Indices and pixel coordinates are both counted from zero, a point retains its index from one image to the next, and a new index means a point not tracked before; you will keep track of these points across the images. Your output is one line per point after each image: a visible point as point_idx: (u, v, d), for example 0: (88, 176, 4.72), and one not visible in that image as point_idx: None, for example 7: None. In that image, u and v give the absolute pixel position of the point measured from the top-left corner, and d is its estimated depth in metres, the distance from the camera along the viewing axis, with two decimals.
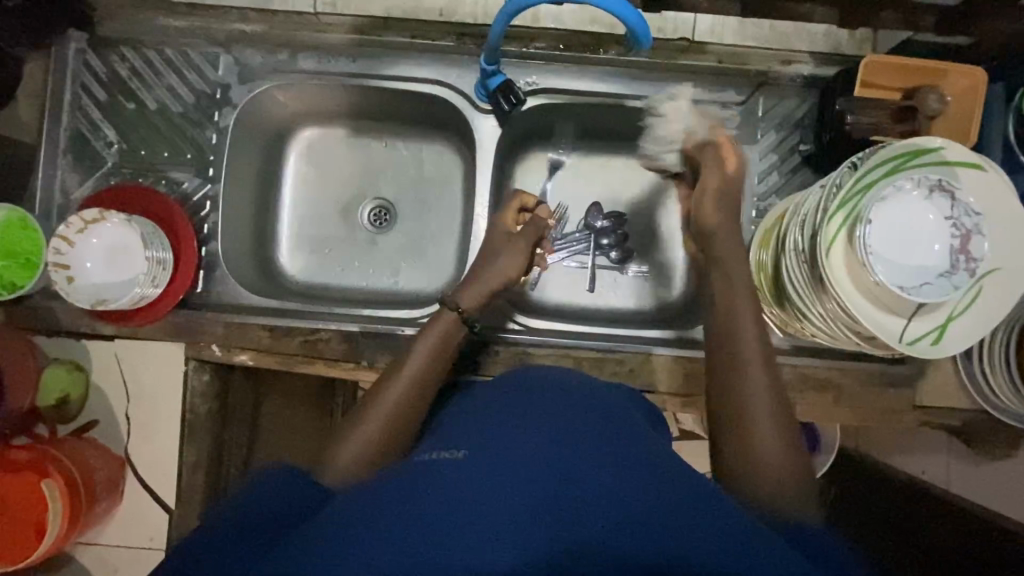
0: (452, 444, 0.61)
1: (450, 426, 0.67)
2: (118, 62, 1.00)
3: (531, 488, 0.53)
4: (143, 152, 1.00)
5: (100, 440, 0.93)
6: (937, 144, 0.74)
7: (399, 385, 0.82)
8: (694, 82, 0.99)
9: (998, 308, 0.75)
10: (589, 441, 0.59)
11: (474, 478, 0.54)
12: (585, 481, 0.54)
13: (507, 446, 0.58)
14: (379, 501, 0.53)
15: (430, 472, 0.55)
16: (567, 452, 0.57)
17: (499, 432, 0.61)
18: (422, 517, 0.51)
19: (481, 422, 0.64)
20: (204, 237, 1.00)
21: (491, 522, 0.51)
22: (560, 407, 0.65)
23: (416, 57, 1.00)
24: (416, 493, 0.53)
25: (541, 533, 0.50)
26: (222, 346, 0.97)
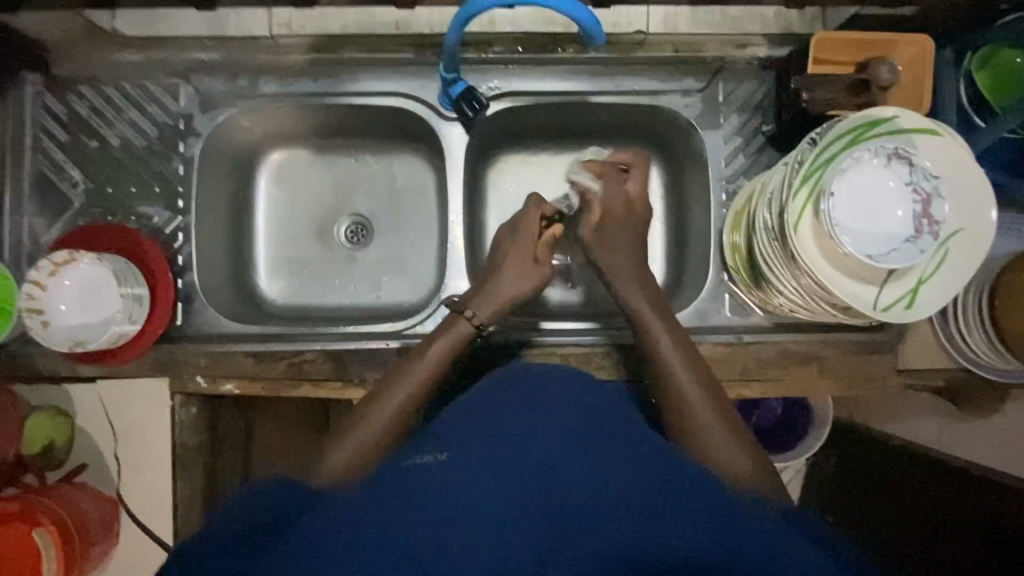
0: (438, 446, 0.62)
1: (438, 425, 0.68)
2: (77, 101, 0.99)
3: (512, 489, 0.54)
4: (110, 189, 0.99)
5: (91, 483, 0.92)
6: (889, 114, 0.76)
7: (400, 394, 0.84)
8: (653, 74, 1.00)
9: (965, 267, 0.76)
10: (573, 431, 0.60)
11: (456, 477, 0.55)
12: (568, 475, 0.55)
13: (490, 442, 0.59)
14: (361, 505, 0.54)
15: (410, 476, 0.56)
16: (547, 445, 0.58)
17: (483, 429, 0.62)
18: (401, 518, 0.52)
19: (468, 420, 0.65)
20: (180, 269, 1.00)
21: (472, 518, 0.52)
22: (545, 400, 0.66)
23: (378, 70, 1.00)
24: (397, 497, 0.54)
25: (518, 534, 0.51)
26: (207, 378, 0.97)
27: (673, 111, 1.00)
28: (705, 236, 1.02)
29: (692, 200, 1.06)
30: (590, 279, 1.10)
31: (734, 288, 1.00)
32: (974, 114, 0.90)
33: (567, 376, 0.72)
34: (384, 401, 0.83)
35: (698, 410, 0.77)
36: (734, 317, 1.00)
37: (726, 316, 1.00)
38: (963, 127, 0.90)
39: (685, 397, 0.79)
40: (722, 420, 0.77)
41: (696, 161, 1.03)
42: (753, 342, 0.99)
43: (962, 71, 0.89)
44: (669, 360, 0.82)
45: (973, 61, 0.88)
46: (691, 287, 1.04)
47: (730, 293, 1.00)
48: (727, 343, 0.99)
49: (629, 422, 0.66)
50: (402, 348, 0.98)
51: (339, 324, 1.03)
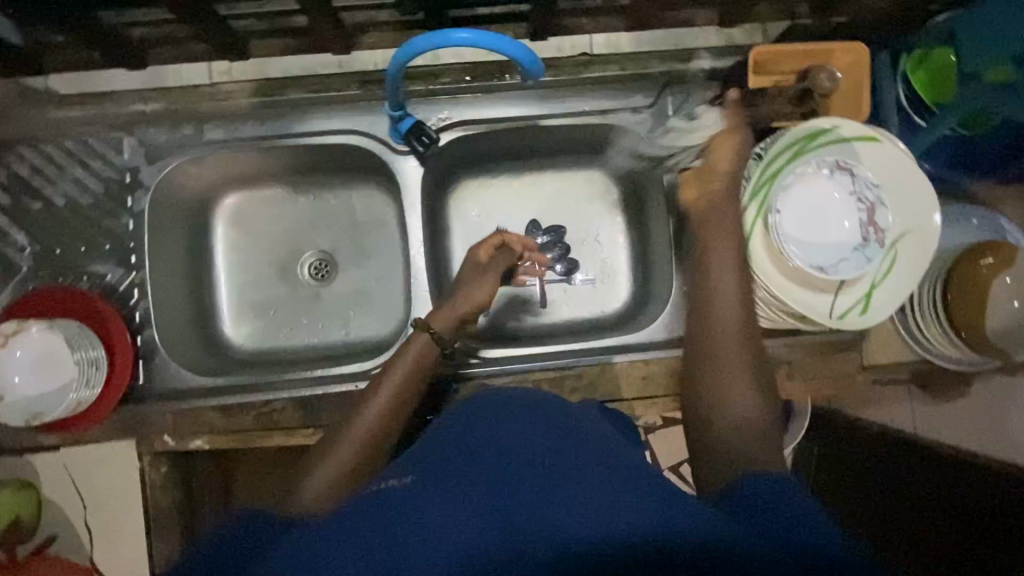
0: (409, 470, 0.61)
1: (413, 450, 0.67)
2: (17, 163, 0.97)
3: (470, 503, 0.53)
4: (58, 251, 0.97)
5: (63, 554, 0.90)
6: (829, 125, 0.78)
7: (373, 412, 0.81)
8: (602, 93, 1.00)
9: (915, 268, 0.78)
10: (540, 440, 0.60)
11: (411, 500, 0.54)
12: (527, 481, 0.54)
13: (456, 462, 0.59)
14: (324, 530, 0.55)
15: (370, 501, 0.56)
16: (511, 458, 0.57)
17: (452, 448, 0.61)
18: (360, 538, 0.52)
19: (438, 441, 0.65)
20: (138, 326, 0.98)
21: (432, 532, 0.51)
22: (517, 418, 0.64)
23: (324, 109, 0.99)
24: (357, 523, 0.54)
25: (470, 540, 0.50)
26: (174, 436, 0.95)
27: (624, 128, 1.01)
28: (666, 249, 1.03)
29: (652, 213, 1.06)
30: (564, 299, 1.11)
31: None
32: (916, 114, 0.92)
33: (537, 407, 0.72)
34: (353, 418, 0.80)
35: (728, 359, 0.68)
36: None
37: None
38: (907, 127, 0.92)
39: (717, 339, 0.69)
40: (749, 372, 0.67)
41: (652, 175, 1.04)
42: None
43: (899, 73, 0.91)
44: (713, 307, 0.71)
45: (909, 61, 0.89)
46: (658, 299, 1.04)
47: None
48: None
49: (601, 432, 0.65)
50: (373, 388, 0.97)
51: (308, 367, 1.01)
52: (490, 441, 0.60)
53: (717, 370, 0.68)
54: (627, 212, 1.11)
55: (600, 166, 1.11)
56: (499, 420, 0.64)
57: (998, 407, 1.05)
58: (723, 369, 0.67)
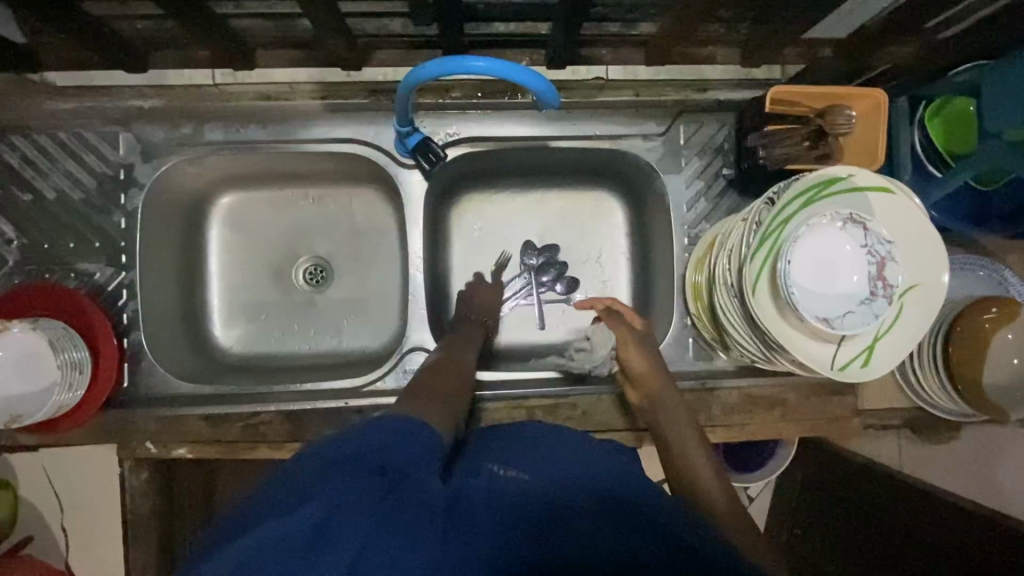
0: (509, 461, 0.65)
1: (476, 450, 0.71)
2: (8, 152, 0.93)
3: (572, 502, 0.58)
4: (46, 245, 0.94)
5: (37, 557, 0.89)
6: (845, 173, 0.76)
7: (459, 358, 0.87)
8: (614, 117, 0.98)
9: (919, 324, 0.77)
10: (605, 454, 0.68)
11: (522, 488, 0.59)
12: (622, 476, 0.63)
13: (537, 462, 0.64)
14: (463, 494, 0.56)
15: (489, 481, 0.59)
16: (594, 462, 0.65)
17: (523, 452, 0.67)
18: (503, 498, 0.57)
19: (495, 447, 0.71)
20: (126, 328, 0.95)
21: (555, 504, 0.57)
22: (571, 445, 0.69)
23: (330, 116, 0.97)
24: (487, 502, 0.56)
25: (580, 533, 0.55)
26: (156, 443, 0.92)
27: (634, 154, 0.99)
28: (669, 280, 1.02)
29: (655, 242, 1.05)
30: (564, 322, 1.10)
31: (697, 332, 1.00)
32: (929, 162, 0.91)
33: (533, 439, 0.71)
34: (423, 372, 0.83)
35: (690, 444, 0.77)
36: (698, 361, 1.00)
37: (690, 360, 1.00)
38: (920, 175, 0.91)
39: (673, 426, 0.80)
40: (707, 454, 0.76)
41: (659, 203, 1.02)
42: (718, 388, 0.99)
43: (917, 121, 0.90)
44: (670, 406, 0.83)
45: (927, 108, 0.89)
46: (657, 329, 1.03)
47: (694, 337, 1.00)
48: (692, 389, 0.99)
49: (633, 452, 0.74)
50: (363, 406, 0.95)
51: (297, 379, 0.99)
52: (560, 457, 0.66)
53: (684, 453, 0.76)
54: (631, 238, 1.09)
55: (607, 188, 1.09)
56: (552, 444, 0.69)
57: (986, 457, 1.05)
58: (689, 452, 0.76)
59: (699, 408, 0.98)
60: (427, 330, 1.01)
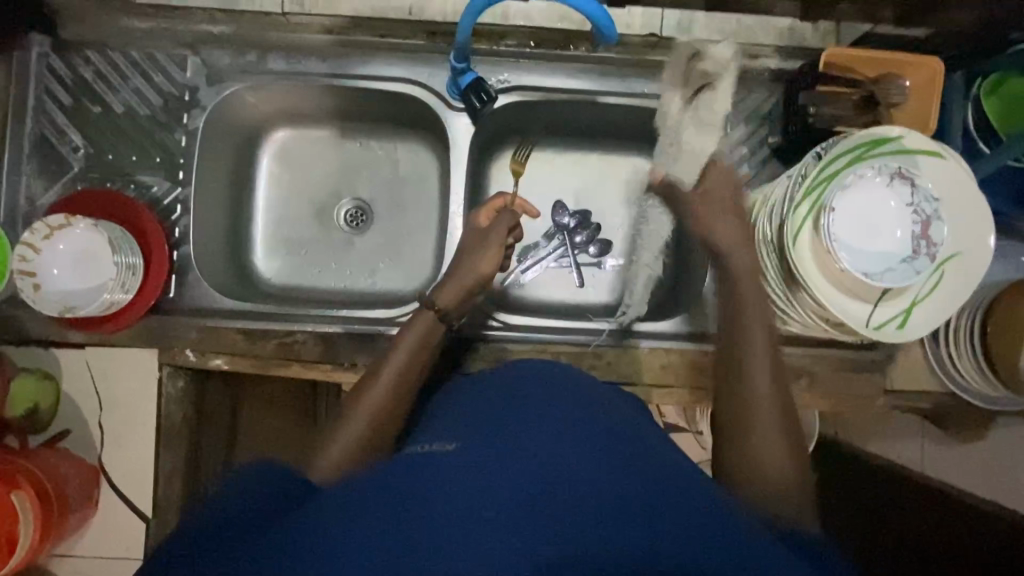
0: (437, 443, 0.61)
1: (431, 429, 0.68)
2: (83, 65, 0.99)
3: (511, 481, 0.53)
4: (110, 156, 0.99)
5: (73, 450, 0.92)
6: (895, 133, 0.76)
7: (379, 388, 0.80)
8: (663, 78, 1.00)
9: (960, 291, 0.77)
10: (562, 426, 0.59)
11: (458, 467, 0.55)
12: (569, 469, 0.54)
13: (483, 436, 0.59)
14: (352, 507, 0.53)
15: (416, 464, 0.56)
16: (542, 442, 0.57)
17: (480, 423, 0.63)
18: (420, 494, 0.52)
19: (464, 416, 0.67)
20: (176, 241, 0.99)
21: (474, 492, 0.52)
22: (541, 400, 0.64)
23: (387, 56, 1.00)
24: (385, 509, 0.51)
25: (509, 517, 0.50)
26: (196, 351, 0.97)
27: None
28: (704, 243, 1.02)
29: None
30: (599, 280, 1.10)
31: None
32: (979, 140, 0.90)
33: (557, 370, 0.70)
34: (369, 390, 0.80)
35: (761, 416, 0.69)
36: None
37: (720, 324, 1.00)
38: (969, 152, 0.90)
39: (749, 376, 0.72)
40: (781, 420, 0.69)
41: None
42: None
43: (971, 96, 0.90)
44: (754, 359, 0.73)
45: (984, 85, 0.88)
46: (688, 292, 1.04)
47: None
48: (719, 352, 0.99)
49: (626, 418, 0.65)
50: (395, 335, 0.99)
51: (332, 307, 1.03)
52: (513, 419, 0.61)
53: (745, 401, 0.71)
54: None
55: (647, 152, 1.10)
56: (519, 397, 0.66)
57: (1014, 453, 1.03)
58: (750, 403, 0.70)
59: None
60: None
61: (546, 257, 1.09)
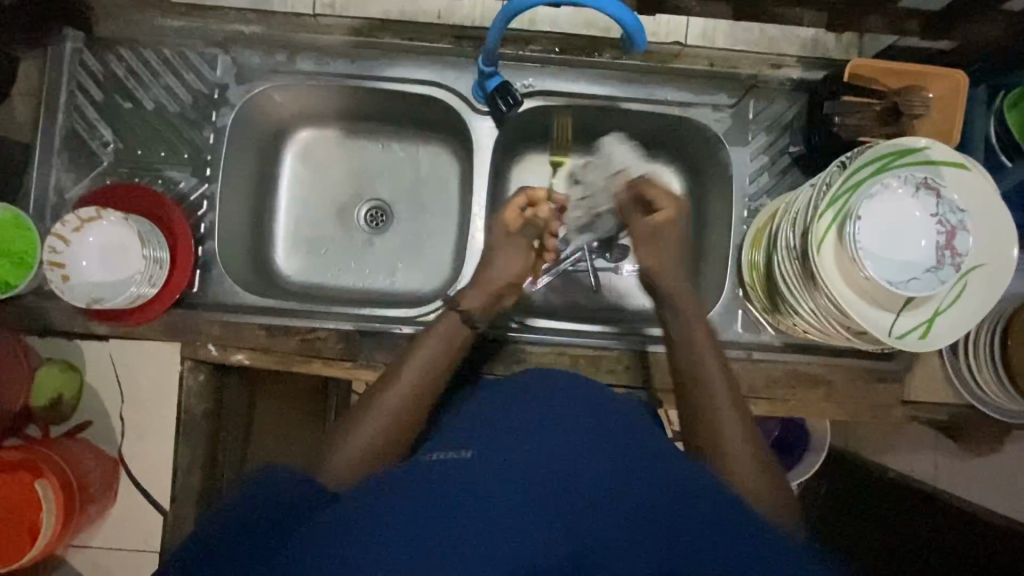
0: (455, 449, 0.62)
1: (450, 432, 0.69)
2: (115, 62, 1.00)
3: (530, 492, 0.53)
4: (139, 152, 1.00)
5: (93, 441, 0.92)
6: (921, 144, 0.77)
7: (395, 392, 0.80)
8: (687, 86, 1.01)
9: (984, 302, 0.77)
10: (577, 439, 0.60)
11: (479, 476, 0.55)
12: (582, 480, 0.55)
13: (501, 444, 0.60)
14: (378, 512, 0.52)
15: (437, 469, 0.56)
16: (566, 454, 0.58)
17: (497, 431, 0.63)
18: (442, 499, 0.52)
19: (481, 422, 0.68)
20: (201, 236, 1.01)
21: (495, 501, 0.52)
22: (553, 413, 0.65)
23: (415, 58, 1.01)
24: (406, 511, 0.51)
25: (532, 527, 0.50)
26: (218, 345, 0.97)
27: (702, 124, 1.01)
28: (723, 250, 1.03)
29: (713, 213, 1.06)
30: (616, 286, 1.11)
31: (747, 305, 1.00)
32: (1001, 153, 0.91)
33: (572, 383, 0.71)
34: (387, 391, 0.80)
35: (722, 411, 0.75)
36: (745, 333, 1.01)
37: (738, 331, 1.01)
38: (991, 166, 0.91)
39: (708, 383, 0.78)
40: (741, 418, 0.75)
41: (721, 175, 1.04)
42: (763, 360, 1.00)
43: (994, 108, 0.90)
44: (711, 384, 0.78)
45: (1004, 100, 0.88)
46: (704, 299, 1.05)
47: (744, 309, 1.01)
48: (737, 359, 0.99)
49: (640, 431, 0.66)
50: (414, 334, 1.00)
51: (352, 305, 1.04)
52: (526, 430, 0.62)
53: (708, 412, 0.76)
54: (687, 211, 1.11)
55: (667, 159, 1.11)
56: (532, 408, 0.67)
57: None
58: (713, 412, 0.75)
59: (741, 377, 0.99)
60: (480, 273, 1.04)
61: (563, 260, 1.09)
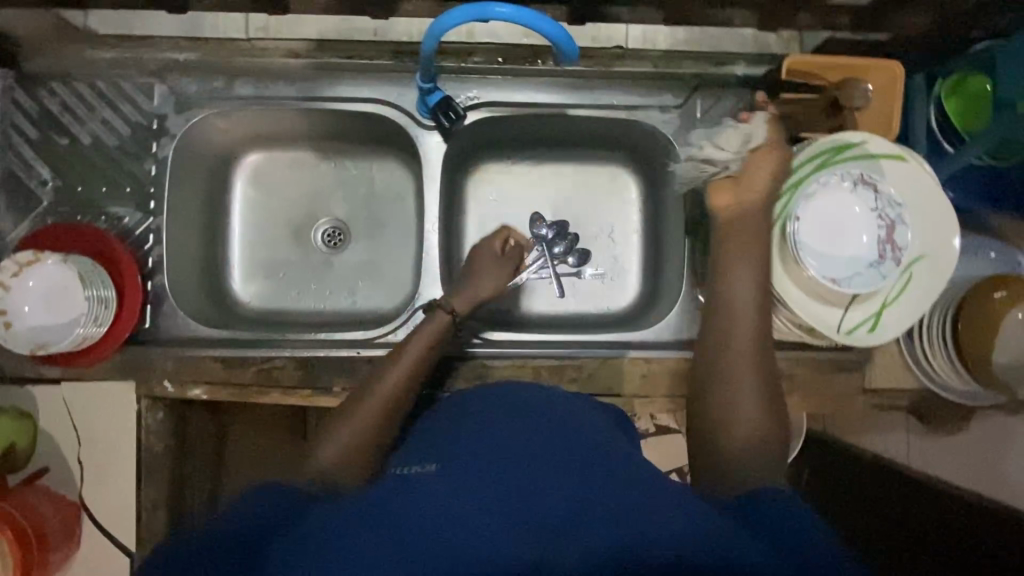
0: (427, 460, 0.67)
1: (422, 440, 0.75)
2: (48, 98, 0.98)
3: (489, 496, 0.58)
4: (80, 189, 0.98)
5: (53, 488, 0.91)
6: (858, 138, 0.77)
7: (390, 378, 0.83)
8: (632, 88, 1.00)
9: (929, 292, 0.77)
10: (538, 442, 0.66)
11: (442, 482, 0.61)
12: (536, 476, 0.60)
13: (466, 452, 0.66)
14: (349, 518, 0.57)
15: (405, 482, 0.62)
16: (523, 455, 0.63)
17: (468, 442, 0.68)
18: (402, 504, 0.58)
19: (456, 429, 0.73)
20: (150, 271, 0.99)
21: (452, 503, 0.58)
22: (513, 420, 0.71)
23: (355, 77, 1.00)
24: (371, 515, 0.57)
25: (483, 522, 0.55)
26: (174, 382, 0.96)
27: (651, 126, 1.01)
28: (679, 251, 1.03)
29: (669, 212, 1.06)
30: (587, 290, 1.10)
31: None
32: (943, 140, 0.92)
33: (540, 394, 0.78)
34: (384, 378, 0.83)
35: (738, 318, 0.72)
36: None
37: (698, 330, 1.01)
38: (934, 152, 0.92)
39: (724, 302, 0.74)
40: (757, 326, 0.72)
41: (673, 175, 1.03)
42: None
43: (932, 96, 0.91)
44: (733, 311, 0.73)
45: (943, 86, 0.90)
46: (665, 299, 1.05)
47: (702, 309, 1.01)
48: None
49: (604, 433, 0.71)
50: (373, 357, 0.98)
51: (311, 331, 1.02)
52: (489, 438, 0.68)
53: (727, 324, 0.72)
54: (644, 211, 1.11)
55: (621, 161, 1.11)
56: (496, 416, 0.72)
57: None
58: (733, 326, 0.72)
59: None
60: (439, 290, 1.02)
61: (529, 266, 1.06)
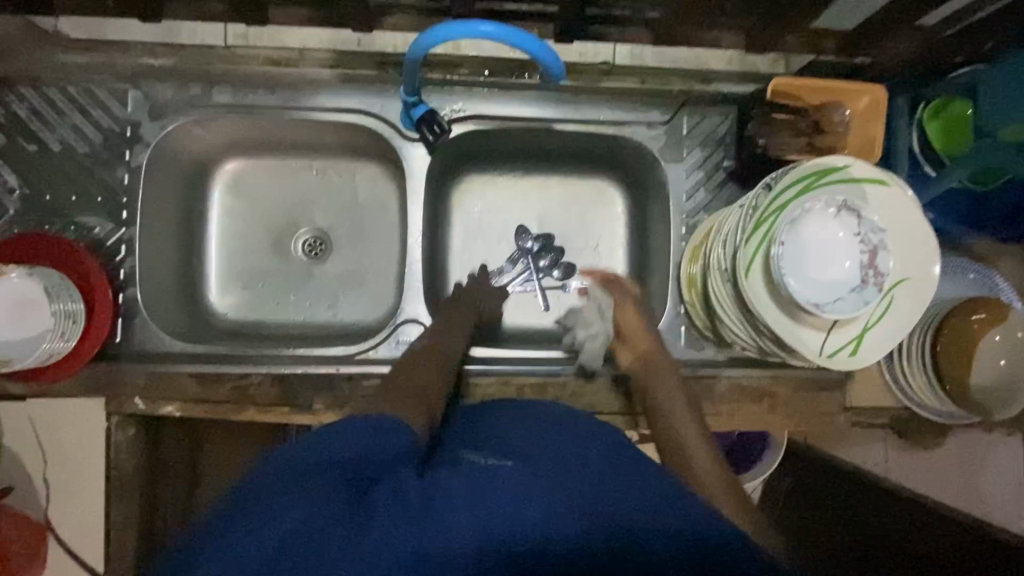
0: (489, 452, 0.60)
1: (463, 438, 0.68)
2: (17, 102, 0.94)
3: (577, 490, 0.53)
4: (48, 197, 0.95)
5: (16, 508, 0.87)
6: (842, 163, 0.77)
7: (440, 351, 0.81)
8: (619, 103, 0.99)
9: (908, 316, 0.78)
10: (613, 445, 0.61)
11: (522, 473, 0.54)
12: (625, 479, 0.55)
13: (535, 446, 0.59)
14: (422, 501, 0.50)
15: (477, 469, 0.54)
16: (603, 456, 0.58)
17: (532, 438, 0.61)
18: (485, 491, 0.51)
19: (507, 426, 0.66)
20: (122, 283, 0.96)
21: (543, 493, 0.52)
22: (576, 419, 0.65)
23: (338, 87, 0.98)
24: (451, 501, 0.50)
25: (576, 519, 0.50)
26: (144, 399, 0.93)
27: (637, 142, 1.00)
28: (665, 268, 1.02)
29: (655, 228, 1.05)
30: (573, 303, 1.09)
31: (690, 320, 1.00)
32: (925, 164, 0.93)
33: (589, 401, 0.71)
34: (440, 342, 0.83)
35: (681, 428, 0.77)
36: (689, 349, 1.01)
37: (682, 347, 1.00)
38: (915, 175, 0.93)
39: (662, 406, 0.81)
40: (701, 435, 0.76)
41: (659, 192, 1.03)
42: (708, 376, 1.00)
43: (915, 120, 0.93)
44: (672, 415, 0.79)
45: (926, 111, 0.92)
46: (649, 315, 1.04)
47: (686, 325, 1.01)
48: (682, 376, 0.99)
49: None
50: (352, 373, 0.97)
51: (289, 346, 1.00)
52: (558, 435, 0.61)
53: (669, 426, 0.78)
54: (631, 226, 1.10)
55: (608, 175, 1.10)
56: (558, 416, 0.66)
57: None
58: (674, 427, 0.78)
59: None
60: (422, 305, 1.01)
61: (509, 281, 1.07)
